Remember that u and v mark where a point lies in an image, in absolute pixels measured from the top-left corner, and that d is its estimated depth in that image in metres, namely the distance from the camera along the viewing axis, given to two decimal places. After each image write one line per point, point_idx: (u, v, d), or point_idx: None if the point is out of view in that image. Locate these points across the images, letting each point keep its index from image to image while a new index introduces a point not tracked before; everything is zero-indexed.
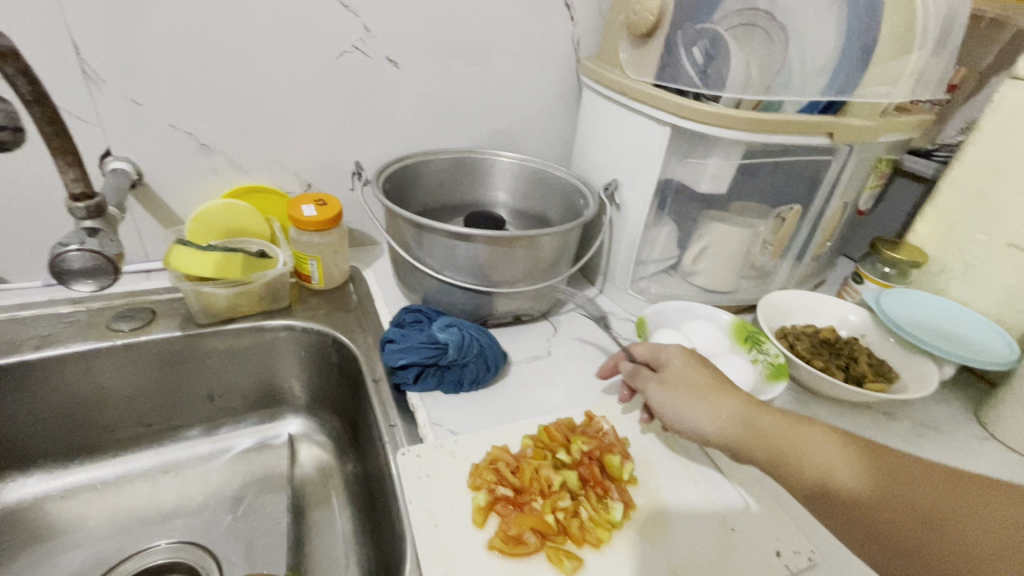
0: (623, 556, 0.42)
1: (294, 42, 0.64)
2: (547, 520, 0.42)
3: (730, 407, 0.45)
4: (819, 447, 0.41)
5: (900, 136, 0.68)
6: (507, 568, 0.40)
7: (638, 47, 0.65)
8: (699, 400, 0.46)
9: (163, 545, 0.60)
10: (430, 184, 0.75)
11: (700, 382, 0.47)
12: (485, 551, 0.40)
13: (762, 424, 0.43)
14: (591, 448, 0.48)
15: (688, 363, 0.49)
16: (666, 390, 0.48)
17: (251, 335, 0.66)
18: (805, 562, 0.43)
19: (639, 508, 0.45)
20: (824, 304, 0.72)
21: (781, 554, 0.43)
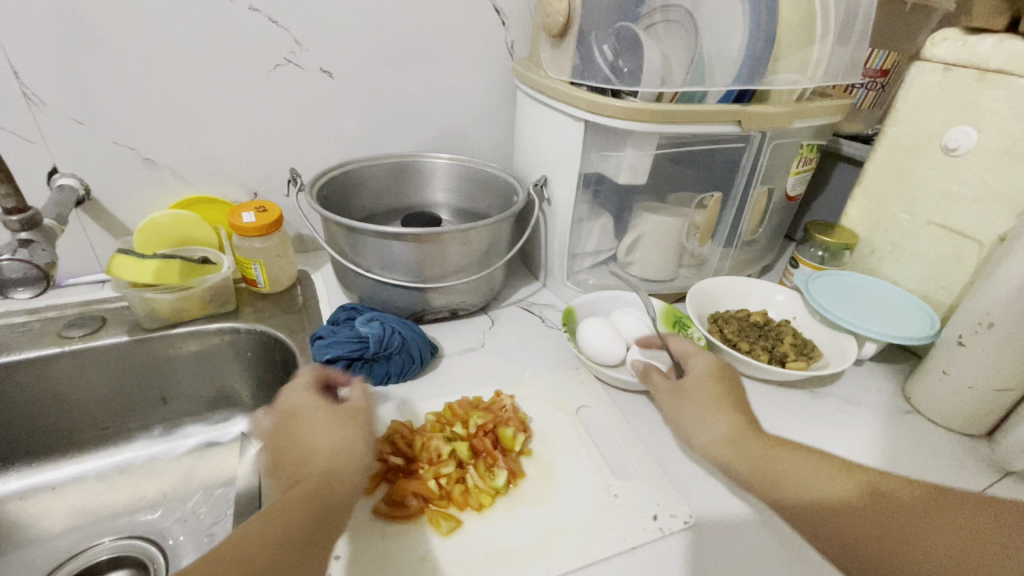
0: (502, 517, 0.47)
1: (228, 57, 0.67)
2: (429, 486, 0.47)
3: (724, 429, 0.49)
4: (806, 475, 0.45)
5: (821, 120, 0.70)
6: (387, 528, 0.45)
7: (556, 47, 0.67)
8: (701, 415, 0.51)
9: (107, 543, 0.64)
10: (371, 189, 0.78)
11: (706, 396, 0.52)
12: (370, 513, 0.46)
13: (750, 441, 0.48)
14: (486, 422, 0.53)
15: (704, 379, 0.54)
16: (675, 397, 0.54)
17: (197, 338, 0.69)
18: (680, 524, 0.48)
19: (527, 477, 0.51)
20: (755, 288, 0.74)
21: (658, 518, 0.48)
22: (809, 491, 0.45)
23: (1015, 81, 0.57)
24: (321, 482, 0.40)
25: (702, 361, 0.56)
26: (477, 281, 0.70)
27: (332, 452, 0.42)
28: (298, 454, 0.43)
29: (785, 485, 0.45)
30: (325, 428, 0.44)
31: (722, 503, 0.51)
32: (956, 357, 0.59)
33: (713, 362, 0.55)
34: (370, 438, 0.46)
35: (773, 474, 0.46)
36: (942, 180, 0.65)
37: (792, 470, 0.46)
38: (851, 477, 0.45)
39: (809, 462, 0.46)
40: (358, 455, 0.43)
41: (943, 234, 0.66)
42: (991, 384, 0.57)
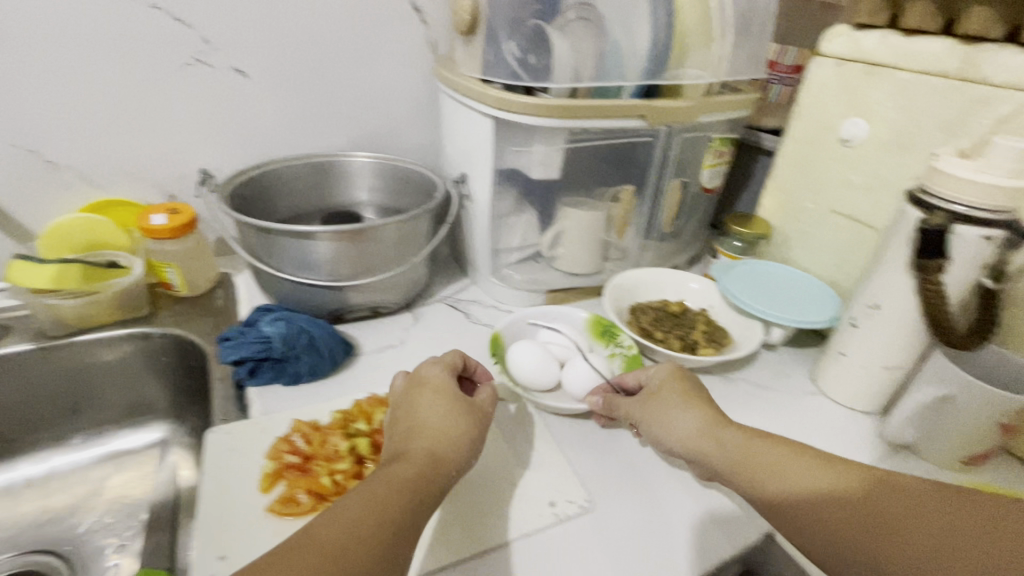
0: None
1: (133, 56, 0.66)
2: (322, 482, 0.46)
3: (697, 420, 0.47)
4: (785, 466, 0.41)
5: (729, 113, 0.72)
6: (277, 527, 0.44)
7: (467, 44, 0.68)
8: (672, 411, 0.49)
9: (5, 558, 0.62)
10: (293, 189, 0.77)
11: (675, 392, 0.50)
12: (261, 513, 0.45)
13: (721, 434, 0.45)
14: None
15: (669, 378, 0.52)
16: (642, 402, 0.52)
17: (107, 345, 0.67)
18: (575, 509, 0.49)
19: None
20: (674, 279, 0.76)
21: (555, 504, 0.49)
22: (787, 479, 0.40)
23: (897, 74, 0.60)
24: (427, 471, 0.40)
25: (662, 367, 0.54)
26: (397, 279, 0.70)
27: (442, 441, 0.43)
28: (412, 433, 0.44)
29: (758, 477, 0.42)
30: (440, 417, 0.45)
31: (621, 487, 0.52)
32: (852, 338, 0.62)
33: (672, 368, 0.53)
34: (480, 439, 0.46)
35: (752, 467, 0.42)
36: (840, 170, 0.68)
37: (773, 459, 0.42)
38: (831, 467, 0.40)
39: (783, 454, 0.42)
40: (464, 454, 0.44)
41: (844, 222, 0.69)
42: (881, 362, 0.60)
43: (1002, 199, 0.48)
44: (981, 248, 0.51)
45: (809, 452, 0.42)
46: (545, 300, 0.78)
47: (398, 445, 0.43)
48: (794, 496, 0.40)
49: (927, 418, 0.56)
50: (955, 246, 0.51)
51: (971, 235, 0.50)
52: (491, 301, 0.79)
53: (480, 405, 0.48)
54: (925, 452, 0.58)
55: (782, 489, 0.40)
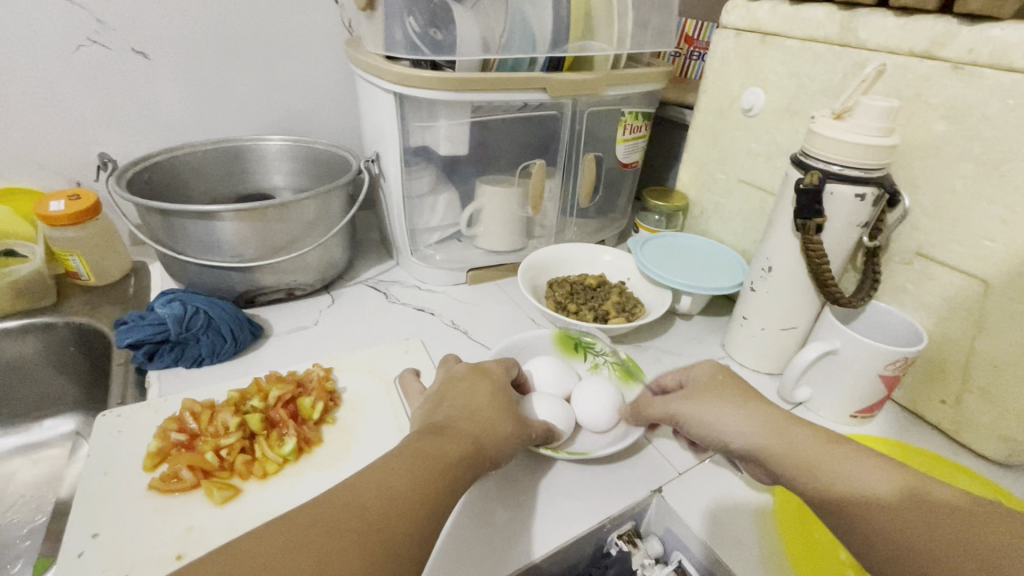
0: (283, 482, 0.47)
1: (21, 40, 0.63)
2: (207, 459, 0.47)
3: (763, 417, 0.43)
4: (847, 462, 0.38)
5: (638, 87, 0.73)
6: (158, 504, 0.44)
7: (371, 21, 0.67)
8: (731, 407, 0.44)
9: None
10: (207, 174, 0.76)
11: (731, 391, 0.46)
12: (144, 491, 0.45)
13: (784, 431, 0.41)
14: (286, 393, 0.53)
15: (715, 378, 0.48)
16: (691, 395, 0.47)
17: (7, 336, 0.65)
18: None
19: (324, 443, 0.51)
20: (593, 253, 0.77)
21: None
22: (849, 477, 0.37)
23: (786, 42, 0.62)
24: (472, 455, 0.41)
25: (705, 365, 0.50)
26: (311, 258, 0.70)
27: (488, 432, 0.43)
28: (457, 417, 0.44)
29: (826, 483, 0.37)
30: (491, 410, 0.45)
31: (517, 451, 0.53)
32: (752, 302, 0.63)
33: (717, 366, 0.49)
34: (518, 445, 0.45)
35: (815, 463, 0.39)
36: (744, 140, 0.70)
37: (836, 457, 0.38)
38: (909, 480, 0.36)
39: (857, 459, 0.38)
40: (506, 451, 0.44)
41: (751, 191, 0.71)
42: (779, 324, 0.62)
43: (869, 156, 0.50)
44: (855, 207, 0.52)
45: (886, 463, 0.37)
46: (468, 278, 0.79)
47: (444, 425, 0.43)
48: (871, 510, 0.35)
49: (818, 374, 0.58)
50: (829, 205, 0.53)
51: (846, 193, 0.51)
52: (413, 281, 0.79)
53: (530, 425, 0.48)
54: (820, 407, 0.60)
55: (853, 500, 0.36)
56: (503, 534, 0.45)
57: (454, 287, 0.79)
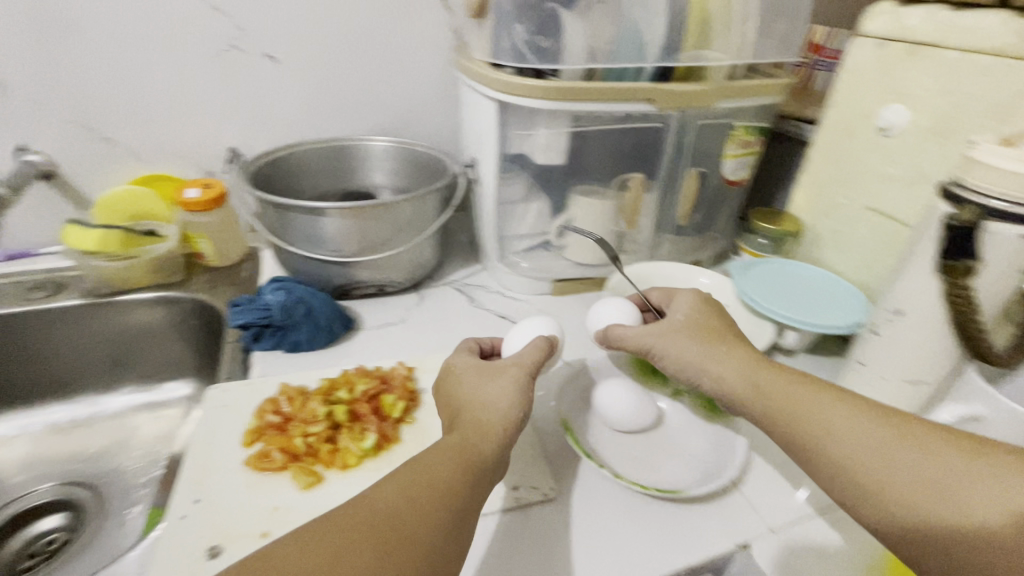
0: (359, 476, 0.48)
1: (175, 44, 0.71)
2: (295, 443, 0.49)
3: (730, 356, 0.47)
4: (804, 398, 0.42)
5: (754, 100, 0.68)
6: (250, 479, 0.47)
7: (480, 29, 0.68)
8: (704, 344, 0.49)
9: (47, 488, 0.69)
10: (317, 171, 0.81)
11: (707, 328, 0.50)
12: (239, 466, 0.48)
13: (761, 376, 0.45)
14: (370, 388, 0.55)
15: (696, 315, 0.52)
16: (664, 330, 0.50)
17: (143, 305, 0.74)
18: (538, 497, 0.47)
19: (401, 442, 0.52)
20: (687, 273, 0.72)
21: (516, 489, 0.48)
22: (802, 406, 0.42)
23: (940, 54, 0.54)
24: (479, 435, 0.42)
25: (686, 300, 0.54)
26: (403, 258, 0.72)
27: (487, 405, 0.44)
28: (457, 406, 0.46)
29: (806, 429, 0.41)
30: (479, 383, 0.47)
31: (589, 473, 0.50)
32: (870, 346, 0.56)
33: (695, 297, 0.54)
34: (526, 400, 0.46)
35: (770, 397, 0.44)
36: (878, 162, 0.62)
37: (789, 392, 0.43)
38: (873, 415, 0.40)
39: (813, 391, 0.43)
40: (513, 400, 0.45)
41: (880, 220, 0.63)
42: (903, 375, 0.54)
43: None
44: (1018, 249, 0.44)
45: (851, 398, 0.41)
46: (552, 289, 0.78)
47: (451, 422, 0.45)
48: (851, 457, 0.38)
49: None
50: (984, 245, 0.45)
51: (1008, 233, 0.44)
52: (498, 287, 0.79)
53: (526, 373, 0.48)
54: None
55: (825, 445, 0.40)
56: (571, 560, 0.43)
57: (537, 297, 0.78)
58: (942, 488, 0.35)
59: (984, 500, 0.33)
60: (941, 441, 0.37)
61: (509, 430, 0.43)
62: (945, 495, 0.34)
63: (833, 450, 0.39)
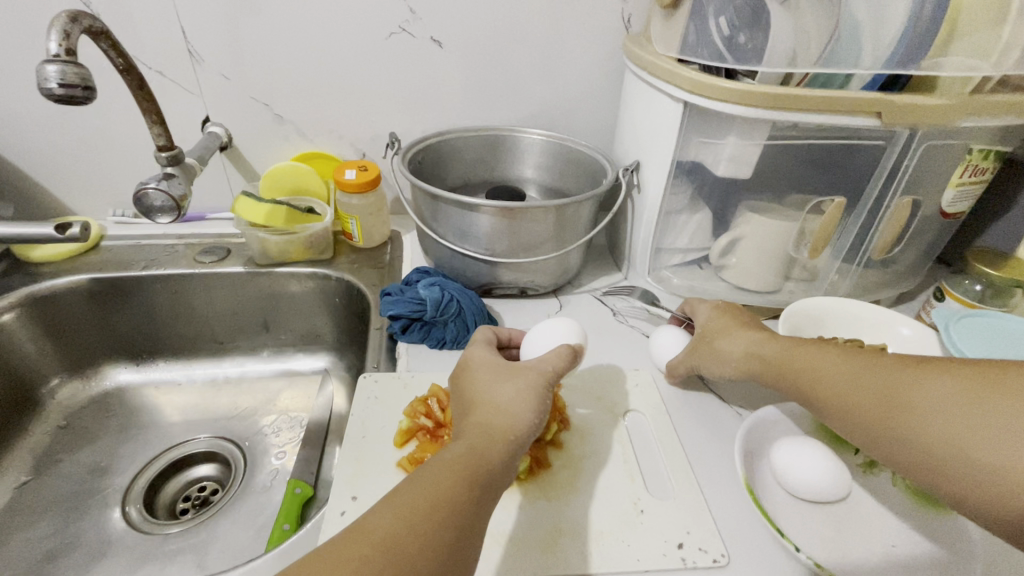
0: (511, 502, 0.46)
1: (349, 25, 0.71)
2: None
3: (742, 340, 0.52)
4: (812, 360, 0.46)
5: (1005, 119, 0.55)
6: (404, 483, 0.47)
7: (668, 20, 0.61)
8: (723, 340, 0.53)
9: (202, 438, 0.75)
10: (466, 160, 0.79)
11: (725, 325, 0.55)
12: (393, 466, 0.48)
13: (767, 349, 0.50)
14: None
15: (714, 316, 0.56)
16: (694, 347, 0.56)
17: (295, 279, 0.77)
18: (707, 561, 0.43)
19: (553, 468, 0.49)
20: (874, 317, 0.62)
21: (683, 547, 0.44)
22: (809, 368, 0.46)
23: None
24: (485, 440, 0.40)
25: (704, 308, 0.58)
26: (549, 262, 0.68)
27: (499, 409, 0.42)
28: (469, 405, 0.44)
29: (808, 386, 0.46)
30: (490, 384, 0.45)
31: (763, 541, 0.45)
32: None
33: (715, 305, 0.58)
34: (543, 399, 0.44)
35: (781, 364, 0.48)
36: None
37: (795, 357, 0.47)
38: (845, 354, 0.45)
39: (816, 351, 0.47)
40: (526, 404, 0.43)
41: None
42: None
43: None
44: None
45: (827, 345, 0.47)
46: None
47: (458, 421, 0.43)
48: (845, 400, 0.43)
49: None
50: None
51: None
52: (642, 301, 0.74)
53: (542, 369, 0.46)
54: None
55: (816, 390, 0.45)
56: None
57: None
58: (913, 406, 0.38)
59: (935, 397, 0.38)
60: (899, 361, 0.42)
61: (519, 435, 0.41)
62: (916, 411, 0.38)
63: (819, 388, 0.45)
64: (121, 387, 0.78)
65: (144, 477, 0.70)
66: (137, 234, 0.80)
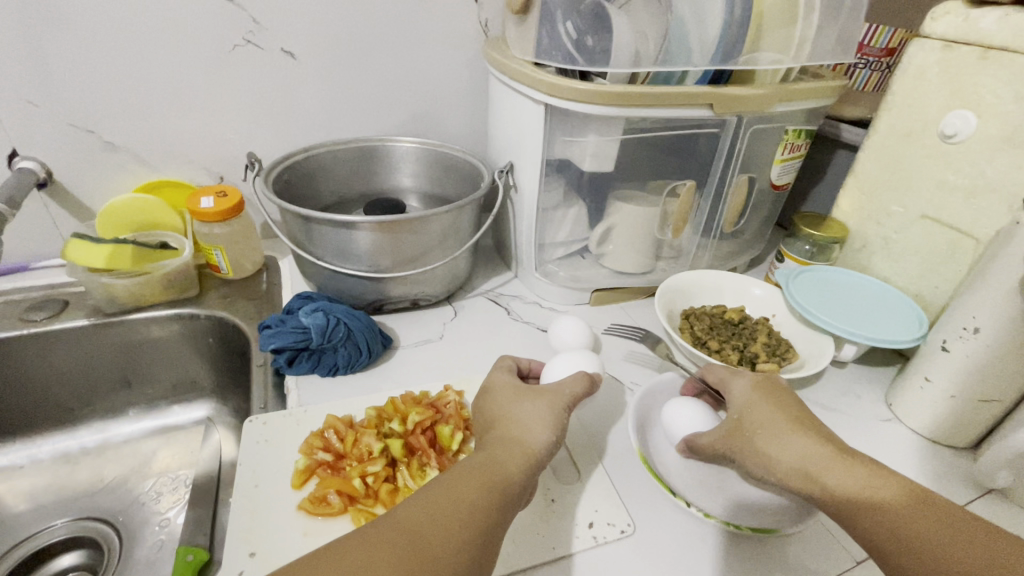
0: None
1: (182, 38, 0.65)
2: (353, 485, 0.46)
3: (802, 447, 0.41)
4: (853, 487, 0.38)
5: (808, 103, 0.65)
6: (307, 525, 0.44)
7: (521, 25, 0.64)
8: (780, 435, 0.42)
9: (60, 523, 0.64)
10: (338, 175, 0.76)
11: (772, 415, 0.44)
12: (293, 510, 0.45)
13: (835, 466, 0.39)
14: (423, 419, 0.51)
15: (755, 398, 0.46)
16: (734, 431, 0.45)
17: (156, 324, 0.68)
18: (616, 534, 0.45)
19: None
20: (730, 282, 0.70)
21: (593, 526, 0.46)
22: (855, 494, 0.37)
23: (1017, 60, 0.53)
24: (507, 452, 0.40)
25: (744, 386, 0.48)
26: (439, 271, 0.68)
27: (521, 423, 0.43)
28: (491, 421, 0.45)
29: (854, 513, 0.37)
30: (512, 399, 0.46)
31: (661, 503, 0.49)
32: (936, 362, 0.56)
33: (752, 382, 0.48)
34: (564, 415, 0.45)
35: (826, 486, 0.39)
36: (938, 169, 0.61)
37: (842, 480, 0.38)
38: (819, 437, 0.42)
39: (865, 477, 0.38)
40: (548, 419, 0.44)
41: (937, 227, 0.62)
42: (974, 393, 0.54)
43: None
44: None
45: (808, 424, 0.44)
46: (591, 299, 0.75)
47: (480, 437, 0.44)
48: (902, 542, 0.35)
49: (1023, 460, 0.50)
50: None
51: None
52: (533, 297, 0.76)
53: (562, 386, 0.47)
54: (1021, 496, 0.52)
55: (865, 518, 0.37)
56: None
57: (575, 307, 0.74)
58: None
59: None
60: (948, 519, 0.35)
61: (538, 450, 0.41)
62: None
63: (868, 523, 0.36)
64: None
65: None
66: None
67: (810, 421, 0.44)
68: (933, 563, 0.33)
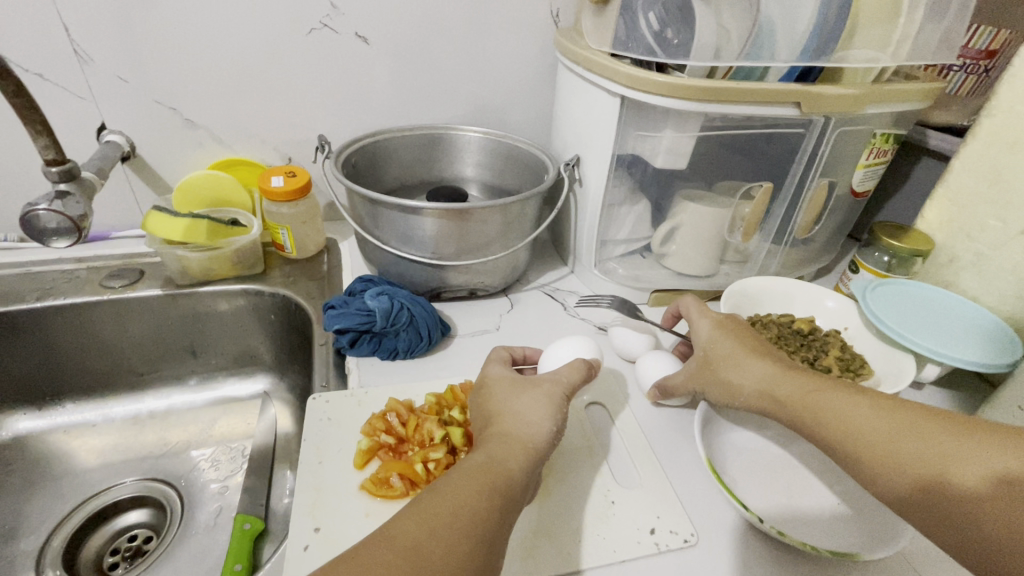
0: None
1: (263, 20, 0.66)
2: (416, 469, 0.46)
3: (758, 370, 0.47)
4: (826, 401, 0.42)
5: (901, 105, 0.61)
6: (370, 506, 0.44)
7: (599, 15, 0.62)
8: (740, 363, 0.48)
9: (128, 481, 0.67)
10: (402, 160, 0.76)
11: (733, 347, 0.50)
12: (355, 490, 0.45)
13: (796, 387, 0.45)
14: None
15: (716, 335, 0.52)
16: (698, 368, 0.51)
17: (223, 298, 0.71)
18: (678, 543, 0.44)
19: None
20: (800, 290, 0.67)
21: (655, 532, 0.45)
22: (833, 412, 0.42)
23: None
24: (506, 450, 0.39)
25: (705, 323, 0.54)
26: (498, 262, 0.68)
27: (521, 419, 0.42)
28: (489, 415, 0.44)
29: (828, 424, 0.41)
30: (510, 394, 0.45)
31: (726, 515, 0.47)
32: None
33: (715, 322, 0.54)
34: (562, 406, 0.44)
35: (799, 407, 0.44)
36: None
37: (817, 400, 0.43)
38: (892, 411, 0.40)
39: (843, 395, 0.42)
40: (546, 412, 0.43)
41: None
42: None
43: None
44: None
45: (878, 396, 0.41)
46: (648, 299, 0.72)
47: (480, 433, 0.43)
48: (874, 442, 0.39)
49: None
50: None
51: None
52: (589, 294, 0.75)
53: (558, 376, 0.47)
54: None
55: (841, 435, 0.41)
56: None
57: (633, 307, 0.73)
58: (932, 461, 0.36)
59: (951, 456, 0.36)
60: (912, 413, 0.39)
61: (538, 445, 0.41)
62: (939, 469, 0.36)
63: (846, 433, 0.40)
64: (21, 435, 0.68)
65: (63, 531, 0.62)
66: (27, 259, 0.70)
67: (774, 354, 0.49)
68: (899, 457, 0.37)
